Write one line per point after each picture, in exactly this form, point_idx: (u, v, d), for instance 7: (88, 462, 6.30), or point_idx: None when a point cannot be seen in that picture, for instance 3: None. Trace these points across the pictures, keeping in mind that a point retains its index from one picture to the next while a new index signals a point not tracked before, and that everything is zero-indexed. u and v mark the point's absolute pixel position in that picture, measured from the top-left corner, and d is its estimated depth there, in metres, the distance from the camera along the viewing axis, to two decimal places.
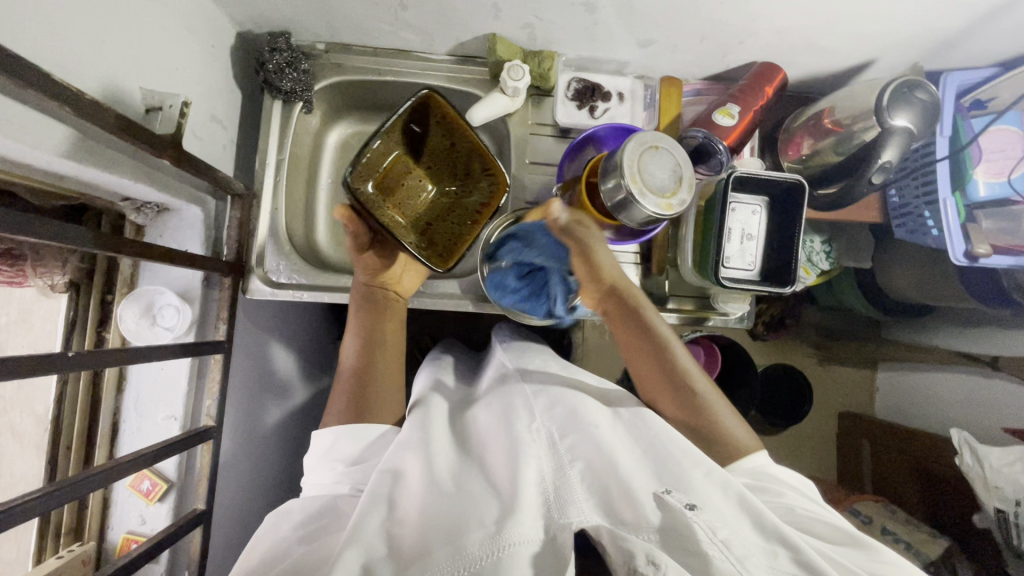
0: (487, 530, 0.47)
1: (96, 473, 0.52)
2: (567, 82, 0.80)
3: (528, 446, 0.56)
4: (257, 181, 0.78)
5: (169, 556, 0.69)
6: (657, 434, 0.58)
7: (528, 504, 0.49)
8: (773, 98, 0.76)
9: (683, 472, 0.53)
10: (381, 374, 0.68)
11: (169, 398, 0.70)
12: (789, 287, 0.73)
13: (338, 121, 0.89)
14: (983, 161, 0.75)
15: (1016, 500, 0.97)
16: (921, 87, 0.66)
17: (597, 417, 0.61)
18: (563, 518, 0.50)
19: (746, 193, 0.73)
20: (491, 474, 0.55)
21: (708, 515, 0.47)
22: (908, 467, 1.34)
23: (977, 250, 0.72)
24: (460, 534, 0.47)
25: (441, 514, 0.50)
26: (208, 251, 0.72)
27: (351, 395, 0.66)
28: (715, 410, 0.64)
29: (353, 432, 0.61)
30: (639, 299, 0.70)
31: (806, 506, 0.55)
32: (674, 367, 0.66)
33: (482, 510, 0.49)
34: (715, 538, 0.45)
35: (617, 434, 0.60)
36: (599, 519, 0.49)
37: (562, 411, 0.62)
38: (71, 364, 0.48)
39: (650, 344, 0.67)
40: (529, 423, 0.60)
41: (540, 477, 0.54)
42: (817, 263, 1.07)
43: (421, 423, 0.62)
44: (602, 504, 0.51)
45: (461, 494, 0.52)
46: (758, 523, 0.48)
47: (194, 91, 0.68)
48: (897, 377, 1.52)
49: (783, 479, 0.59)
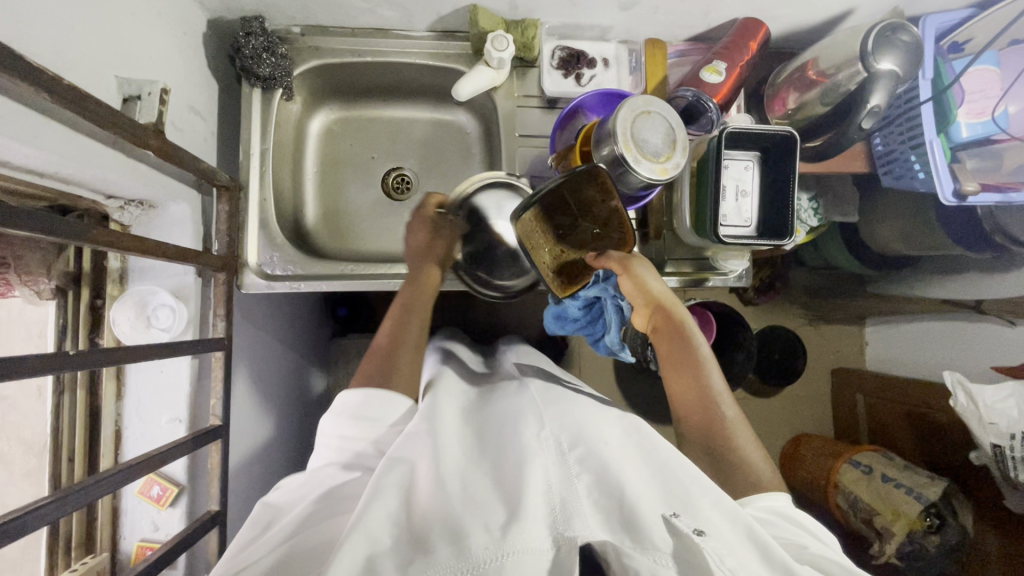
0: (491, 536, 0.44)
1: (107, 478, 0.50)
2: (551, 51, 0.80)
3: (535, 459, 0.53)
4: (241, 173, 0.76)
5: (186, 561, 0.67)
6: (669, 454, 0.56)
7: (532, 512, 0.46)
8: (757, 53, 0.76)
9: (691, 497, 0.50)
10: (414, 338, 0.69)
11: (172, 400, 0.68)
12: (788, 240, 0.73)
13: (319, 108, 0.87)
14: (965, 103, 0.76)
15: (1011, 434, 1.01)
16: (903, 29, 0.67)
17: (605, 435, 0.58)
18: (568, 531, 0.46)
19: (737, 149, 0.75)
20: (500, 477, 0.53)
21: (717, 543, 0.45)
22: (902, 415, 1.38)
23: (965, 189, 0.73)
24: (462, 534, 0.45)
25: (443, 514, 0.47)
26: (198, 247, 0.70)
27: (378, 362, 0.66)
28: (739, 441, 0.61)
29: (379, 398, 0.61)
30: (685, 319, 0.69)
31: (825, 550, 0.50)
32: (706, 390, 0.65)
33: (488, 513, 0.47)
34: (723, 568, 0.43)
35: (625, 452, 0.57)
36: (604, 535, 0.46)
37: (573, 426, 0.60)
38: (69, 364, 0.46)
39: (684, 364, 0.67)
40: (539, 434, 0.58)
41: (547, 487, 0.51)
42: (805, 221, 1.09)
43: (429, 414, 0.61)
44: (608, 518, 0.48)
45: (468, 500, 0.50)
46: (767, 557, 0.45)
47: (170, 80, 0.65)
48: (886, 330, 1.56)
49: (802, 525, 0.54)
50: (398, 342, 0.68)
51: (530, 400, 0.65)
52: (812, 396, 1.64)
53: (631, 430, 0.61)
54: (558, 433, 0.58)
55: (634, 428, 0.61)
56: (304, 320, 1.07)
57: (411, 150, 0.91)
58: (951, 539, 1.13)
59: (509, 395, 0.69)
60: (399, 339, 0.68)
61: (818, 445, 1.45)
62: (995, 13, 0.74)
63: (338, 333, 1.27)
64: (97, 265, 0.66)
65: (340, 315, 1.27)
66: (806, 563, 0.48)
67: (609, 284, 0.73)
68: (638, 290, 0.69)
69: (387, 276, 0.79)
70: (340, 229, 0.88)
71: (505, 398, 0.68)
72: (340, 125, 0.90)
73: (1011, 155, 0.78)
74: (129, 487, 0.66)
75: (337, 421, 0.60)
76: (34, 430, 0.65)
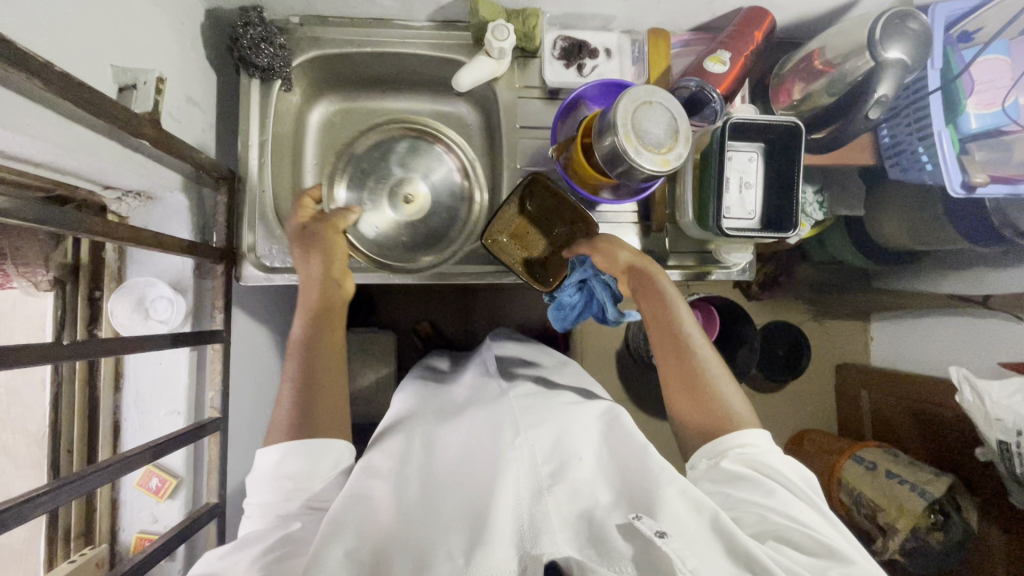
0: (454, 564, 0.47)
1: (103, 468, 0.49)
2: (553, 41, 0.79)
3: (508, 470, 0.56)
4: (240, 164, 0.75)
5: (185, 553, 0.67)
6: (640, 455, 0.57)
7: (499, 535, 0.49)
8: (763, 43, 0.75)
9: (658, 494, 0.52)
10: (325, 340, 0.65)
11: (170, 393, 0.68)
12: (793, 232, 0.72)
13: (319, 100, 0.87)
14: (974, 93, 0.75)
15: (1017, 430, 0.99)
16: (912, 17, 0.65)
17: (581, 446, 0.60)
18: (535, 549, 0.48)
19: (741, 141, 0.74)
20: (468, 494, 0.55)
21: (679, 544, 0.47)
22: (907, 411, 1.37)
23: (974, 180, 0.72)
24: (428, 566, 0.48)
25: (408, 540, 0.50)
26: (196, 238, 0.70)
27: (290, 416, 0.60)
28: (719, 388, 0.62)
29: (303, 451, 0.57)
30: (660, 280, 0.69)
31: (792, 512, 0.52)
32: (683, 345, 0.65)
33: (451, 541, 0.50)
34: (685, 569, 0.45)
35: (596, 466, 0.59)
36: (571, 550, 0.48)
37: (546, 436, 0.60)
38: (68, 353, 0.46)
39: (660, 323, 0.67)
40: (513, 442, 0.59)
41: (516, 502, 0.53)
42: (810, 214, 1.07)
43: (402, 443, 0.61)
44: (576, 534, 0.50)
45: (431, 522, 0.52)
46: (730, 548, 0.47)
47: (167, 70, 0.64)
48: (892, 326, 1.54)
49: (782, 484, 0.55)
50: (308, 382, 0.61)
51: (497, 407, 0.66)
52: (816, 393, 1.63)
53: (608, 438, 0.63)
54: (533, 442, 0.59)
55: (613, 432, 0.63)
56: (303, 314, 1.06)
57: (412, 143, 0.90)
58: (955, 535, 1.13)
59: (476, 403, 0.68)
60: (308, 377, 0.62)
61: (822, 441, 1.44)
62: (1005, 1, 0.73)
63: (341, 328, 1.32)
64: (94, 258, 0.66)
65: None
66: (770, 537, 0.51)
67: (585, 266, 0.75)
68: (610, 262, 0.72)
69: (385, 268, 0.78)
70: None
71: (479, 404, 0.67)
72: (340, 117, 0.89)
73: (1021, 150, 0.76)
74: (128, 478, 0.66)
75: (262, 487, 0.57)
76: (33, 422, 0.65)
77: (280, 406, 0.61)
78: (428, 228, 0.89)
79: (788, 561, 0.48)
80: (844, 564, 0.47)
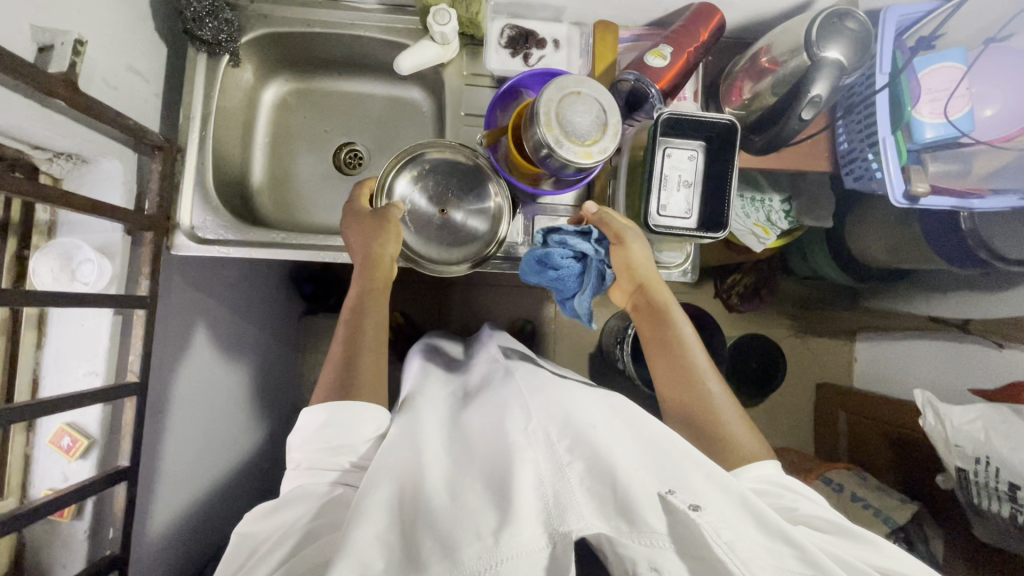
0: (484, 543, 0.47)
1: (8, 413, 0.54)
2: (500, 30, 0.78)
3: (522, 453, 0.56)
4: (181, 136, 0.77)
5: (93, 512, 0.69)
6: (656, 435, 0.57)
7: (524, 512, 0.49)
8: (710, 42, 0.74)
9: (684, 472, 0.52)
10: (371, 333, 0.69)
11: (90, 354, 0.69)
12: (725, 231, 0.71)
13: (273, 79, 0.88)
14: (924, 100, 0.71)
15: (976, 458, 0.94)
16: (850, 16, 0.64)
17: (595, 418, 0.60)
18: (563, 526, 0.49)
19: (679, 138, 0.72)
20: (487, 476, 0.55)
21: (712, 517, 0.47)
22: (881, 435, 1.31)
23: (916, 190, 0.71)
24: (456, 547, 0.48)
25: (440, 520, 0.51)
26: (130, 205, 0.71)
27: (333, 381, 0.65)
28: (725, 419, 0.64)
29: (344, 412, 0.62)
30: (665, 295, 0.72)
31: (814, 506, 0.55)
32: (688, 366, 0.68)
33: (477, 520, 0.49)
34: (720, 541, 0.45)
35: (616, 432, 0.58)
36: (600, 525, 0.48)
37: (557, 411, 0.62)
38: None
39: (661, 337, 0.70)
40: (524, 423, 0.61)
41: (538, 479, 0.53)
42: (775, 223, 1.04)
43: (410, 427, 0.64)
44: (601, 507, 0.50)
45: (458, 507, 0.52)
46: (761, 522, 0.48)
47: (105, 37, 0.66)
48: (873, 347, 1.48)
49: (795, 488, 0.59)
50: (351, 355, 0.67)
51: (512, 388, 0.68)
52: (794, 410, 1.57)
53: (618, 414, 0.63)
54: (545, 424, 0.60)
55: (633, 415, 0.62)
56: (255, 291, 1.07)
57: (366, 127, 0.91)
58: None
59: (494, 392, 0.69)
60: (352, 349, 0.67)
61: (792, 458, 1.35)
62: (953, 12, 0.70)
63: (308, 311, 1.33)
64: (24, 216, 0.67)
65: (305, 292, 1.29)
66: (800, 523, 0.54)
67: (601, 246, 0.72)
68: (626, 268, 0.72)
69: (323, 246, 0.78)
70: (288, 201, 0.89)
71: (490, 394, 0.69)
72: (295, 97, 0.90)
73: (981, 162, 0.75)
74: (41, 433, 0.67)
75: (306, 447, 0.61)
76: None
77: (328, 368, 0.67)
78: None
79: (824, 542, 0.50)
80: (869, 545, 0.51)
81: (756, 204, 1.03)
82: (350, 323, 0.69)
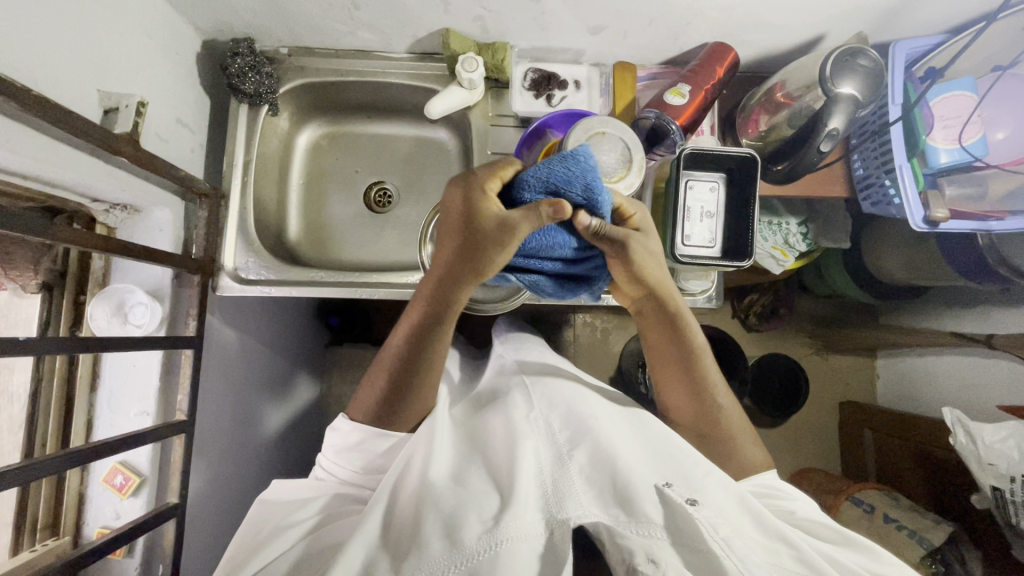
0: (484, 526, 0.52)
1: (70, 454, 0.56)
2: (523, 72, 0.83)
3: (527, 440, 0.62)
4: (224, 182, 0.81)
5: (144, 549, 0.71)
6: (657, 436, 0.64)
7: (523, 498, 0.54)
8: (725, 78, 0.77)
9: (687, 471, 0.59)
10: (424, 368, 0.68)
11: (141, 395, 0.72)
12: (748, 261, 0.72)
13: (306, 124, 0.92)
14: (938, 128, 0.74)
15: (1011, 477, 0.91)
16: (862, 54, 0.67)
17: (595, 411, 0.67)
18: (561, 513, 0.54)
19: (701, 170, 0.74)
20: (490, 468, 0.60)
21: (708, 512, 0.53)
22: (908, 454, 1.27)
23: (936, 215, 0.72)
24: (458, 527, 0.52)
25: (447, 503, 0.55)
26: (178, 251, 0.75)
27: (379, 401, 0.68)
28: (737, 437, 0.69)
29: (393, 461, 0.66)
30: (677, 299, 0.68)
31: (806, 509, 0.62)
32: (699, 381, 0.69)
33: (479, 506, 0.54)
34: (715, 534, 0.51)
35: (617, 428, 0.65)
36: (598, 513, 0.54)
37: (562, 405, 0.69)
38: (45, 348, 0.53)
39: (679, 359, 0.70)
40: (528, 413, 0.67)
41: (538, 468, 0.59)
42: (793, 245, 1.06)
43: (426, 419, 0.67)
44: (599, 498, 0.56)
45: (464, 490, 0.57)
46: (758, 523, 0.55)
47: (156, 95, 0.71)
48: (897, 363, 1.46)
49: (790, 491, 0.66)
50: (401, 382, 0.67)
51: (517, 387, 0.73)
52: (818, 428, 1.55)
53: (619, 414, 0.69)
54: (547, 414, 0.67)
55: (638, 417, 0.69)
56: (287, 326, 1.10)
57: (394, 166, 0.95)
58: None
59: (502, 395, 0.73)
60: (405, 377, 0.67)
61: (820, 480, 1.31)
62: (956, 44, 0.73)
63: (332, 341, 1.35)
64: (82, 265, 0.70)
65: (332, 324, 1.33)
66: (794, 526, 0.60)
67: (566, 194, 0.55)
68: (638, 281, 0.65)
69: (356, 283, 0.81)
70: (320, 239, 0.93)
71: (498, 400, 0.72)
72: (326, 140, 0.94)
73: (995, 184, 0.76)
74: (94, 473, 0.70)
75: None
76: None
77: (374, 388, 0.69)
78: (404, 247, 0.93)
79: (814, 542, 0.56)
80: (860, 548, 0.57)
81: (774, 227, 1.04)
82: (416, 337, 0.67)
